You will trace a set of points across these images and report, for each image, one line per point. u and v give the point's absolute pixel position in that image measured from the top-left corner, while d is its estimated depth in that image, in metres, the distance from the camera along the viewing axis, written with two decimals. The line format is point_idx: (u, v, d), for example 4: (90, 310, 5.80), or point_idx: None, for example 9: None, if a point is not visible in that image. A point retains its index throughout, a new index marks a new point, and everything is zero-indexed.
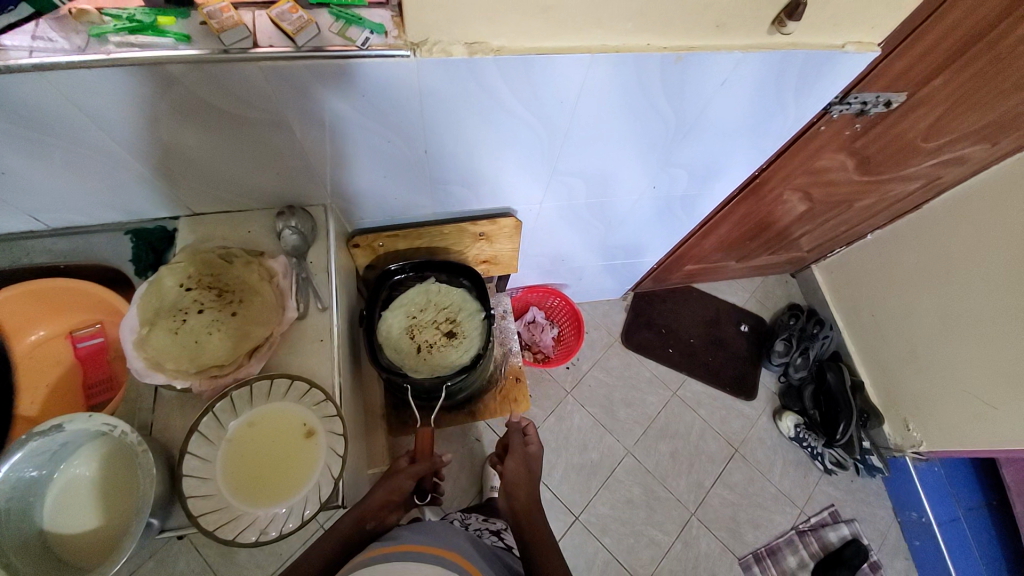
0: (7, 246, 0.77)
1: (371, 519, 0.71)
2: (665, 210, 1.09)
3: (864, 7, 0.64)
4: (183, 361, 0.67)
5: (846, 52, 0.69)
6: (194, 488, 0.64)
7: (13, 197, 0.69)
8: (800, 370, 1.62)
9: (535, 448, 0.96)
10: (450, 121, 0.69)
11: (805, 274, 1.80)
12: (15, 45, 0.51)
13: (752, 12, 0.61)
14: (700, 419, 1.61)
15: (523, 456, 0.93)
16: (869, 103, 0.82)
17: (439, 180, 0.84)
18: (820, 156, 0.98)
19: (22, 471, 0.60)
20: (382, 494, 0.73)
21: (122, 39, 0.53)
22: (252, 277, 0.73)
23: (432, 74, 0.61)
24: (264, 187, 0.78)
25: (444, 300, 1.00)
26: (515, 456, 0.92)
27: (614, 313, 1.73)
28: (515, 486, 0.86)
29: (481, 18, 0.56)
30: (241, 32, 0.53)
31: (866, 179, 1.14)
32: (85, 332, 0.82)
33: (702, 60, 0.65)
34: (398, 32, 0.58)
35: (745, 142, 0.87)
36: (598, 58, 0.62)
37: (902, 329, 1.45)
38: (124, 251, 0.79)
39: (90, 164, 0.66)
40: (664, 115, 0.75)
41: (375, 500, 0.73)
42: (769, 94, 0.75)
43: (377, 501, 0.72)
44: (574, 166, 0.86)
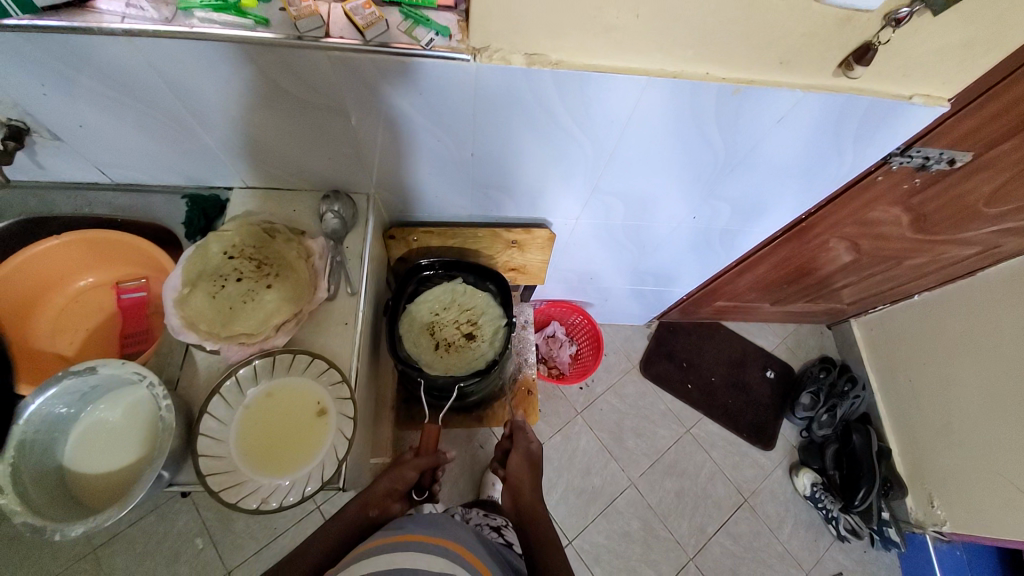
0: (73, 193, 0.83)
1: (376, 506, 0.72)
2: (703, 241, 1.07)
3: (937, 60, 0.62)
4: (216, 324, 0.70)
5: (913, 103, 0.67)
6: (207, 447, 0.66)
7: (87, 149, 0.75)
8: (824, 428, 1.55)
9: (536, 446, 0.95)
10: (500, 128, 0.71)
11: (842, 328, 1.73)
12: (110, 10, 0.56)
13: (818, 53, 0.60)
14: (711, 461, 1.56)
15: (524, 450, 0.93)
16: (932, 158, 0.80)
17: (481, 183, 0.85)
18: (873, 208, 0.95)
19: (52, 408, 0.63)
20: (385, 485, 0.74)
21: (206, 14, 0.56)
22: (290, 254, 0.75)
23: (489, 80, 0.62)
24: (315, 170, 0.81)
25: (468, 301, 1.01)
26: (517, 454, 0.92)
27: (636, 340, 1.70)
28: (518, 479, 0.87)
29: (544, 31, 0.57)
30: (315, 21, 0.56)
31: (921, 237, 1.09)
32: (130, 285, 0.86)
33: (760, 96, 0.64)
34: (462, 37, 0.59)
35: (796, 183, 0.85)
36: (654, 82, 0.62)
37: (942, 399, 1.37)
38: (177, 213, 0.84)
39: (160, 127, 0.71)
40: (714, 146, 0.75)
41: (378, 489, 0.74)
42: (826, 137, 0.73)
43: (380, 491, 0.73)
44: (615, 187, 0.86)
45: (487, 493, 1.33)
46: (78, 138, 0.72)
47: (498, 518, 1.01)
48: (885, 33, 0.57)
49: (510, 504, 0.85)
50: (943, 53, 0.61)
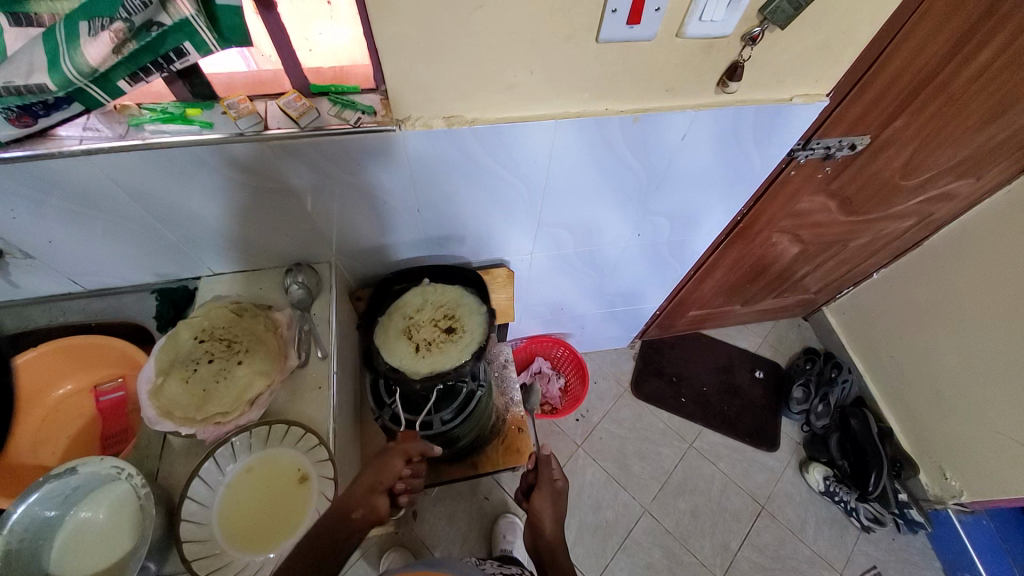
0: (49, 305, 0.88)
1: (358, 508, 0.66)
2: (655, 256, 1.13)
3: (803, 66, 0.71)
4: (190, 408, 0.71)
5: (794, 104, 0.76)
6: (191, 532, 0.66)
7: (59, 262, 0.80)
8: (822, 418, 1.54)
9: (562, 483, 0.94)
10: (439, 182, 0.77)
11: (817, 317, 1.77)
12: (68, 135, 0.61)
13: (696, 76, 0.69)
14: (720, 473, 1.53)
15: (551, 491, 0.92)
16: (833, 147, 0.88)
17: (435, 236, 0.91)
18: (799, 198, 1.02)
19: (38, 512, 0.64)
20: (368, 481, 0.69)
21: (155, 127, 0.62)
22: (258, 328, 0.79)
23: (416, 144, 0.69)
24: (276, 248, 0.86)
25: (440, 298, 0.92)
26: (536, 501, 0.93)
27: (622, 362, 1.73)
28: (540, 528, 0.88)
29: (456, 96, 0.65)
30: (254, 118, 0.63)
31: (854, 218, 1.16)
32: (108, 386, 0.88)
33: (657, 120, 0.73)
34: (386, 112, 0.67)
35: (720, 188, 0.92)
36: (562, 122, 0.70)
37: (926, 369, 1.40)
38: (149, 308, 0.89)
39: (125, 231, 0.76)
40: (635, 168, 0.82)
41: (360, 488, 0.69)
42: (730, 144, 0.81)
43: (363, 487, 0.68)
44: (558, 219, 0.92)
45: (500, 547, 1.30)
46: (49, 254, 0.77)
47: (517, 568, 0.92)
48: (745, 51, 0.66)
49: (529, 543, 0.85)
50: (803, 58, 0.70)
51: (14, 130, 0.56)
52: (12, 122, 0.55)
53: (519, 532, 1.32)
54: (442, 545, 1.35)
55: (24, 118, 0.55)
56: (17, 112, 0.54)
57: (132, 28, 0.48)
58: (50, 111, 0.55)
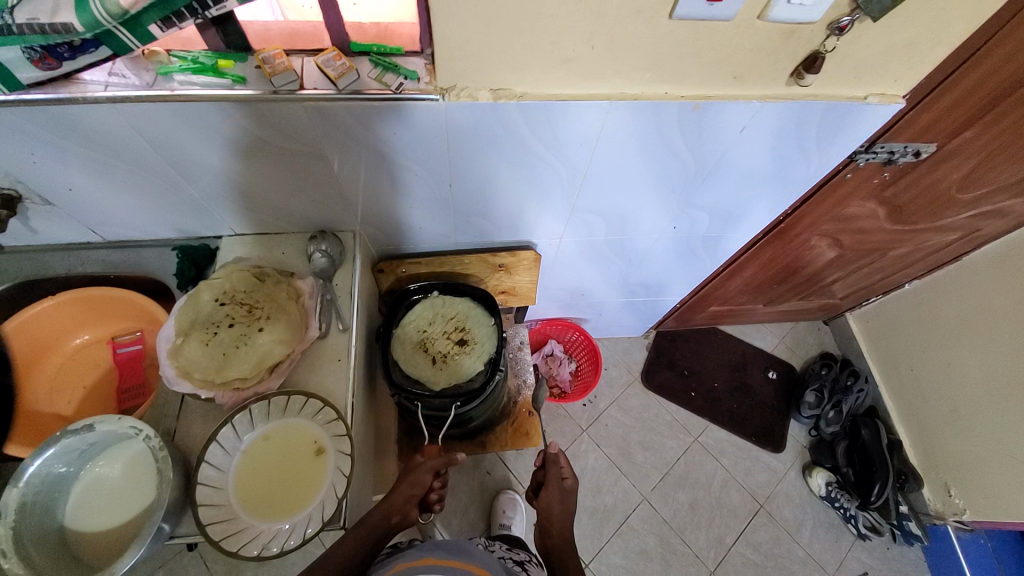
0: (67, 253, 0.86)
1: (397, 514, 0.73)
2: (687, 249, 1.09)
3: (885, 62, 0.65)
4: (210, 370, 0.71)
5: (868, 103, 0.70)
6: (207, 497, 0.66)
7: (78, 211, 0.77)
8: (832, 424, 1.52)
9: (571, 483, 0.94)
10: (476, 158, 0.73)
11: (839, 322, 1.72)
12: (94, 79, 0.58)
13: (770, 65, 0.63)
14: (723, 469, 1.54)
15: (557, 493, 0.93)
16: (896, 153, 0.81)
17: (464, 213, 0.87)
18: (847, 204, 0.97)
19: (53, 467, 0.64)
20: (405, 491, 0.76)
21: (185, 78, 0.58)
22: (280, 295, 0.77)
23: (457, 116, 0.64)
24: (300, 213, 0.83)
25: (450, 310, 0.96)
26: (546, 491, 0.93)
27: (634, 351, 1.71)
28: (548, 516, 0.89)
29: (505, 68, 0.60)
30: (290, 76, 0.58)
31: (899, 228, 1.10)
32: (125, 339, 0.87)
33: (720, 109, 0.67)
34: (430, 78, 0.62)
35: (769, 185, 0.87)
36: (617, 104, 0.65)
37: (945, 387, 1.37)
38: (169, 265, 0.86)
39: (147, 184, 0.73)
40: (685, 160, 0.77)
41: (398, 498, 0.75)
42: (790, 142, 0.76)
43: (399, 498, 0.75)
44: (593, 205, 0.88)
45: (499, 522, 1.31)
46: (68, 202, 0.75)
47: (525, 552, 0.91)
48: (829, 42, 0.60)
49: (540, 542, 0.88)
50: (888, 54, 0.64)
51: (37, 72, 0.52)
52: (36, 64, 0.51)
53: (519, 509, 1.34)
54: (443, 516, 1.37)
55: (48, 60, 0.51)
56: (40, 53, 0.50)
57: None
58: (76, 54, 0.51)
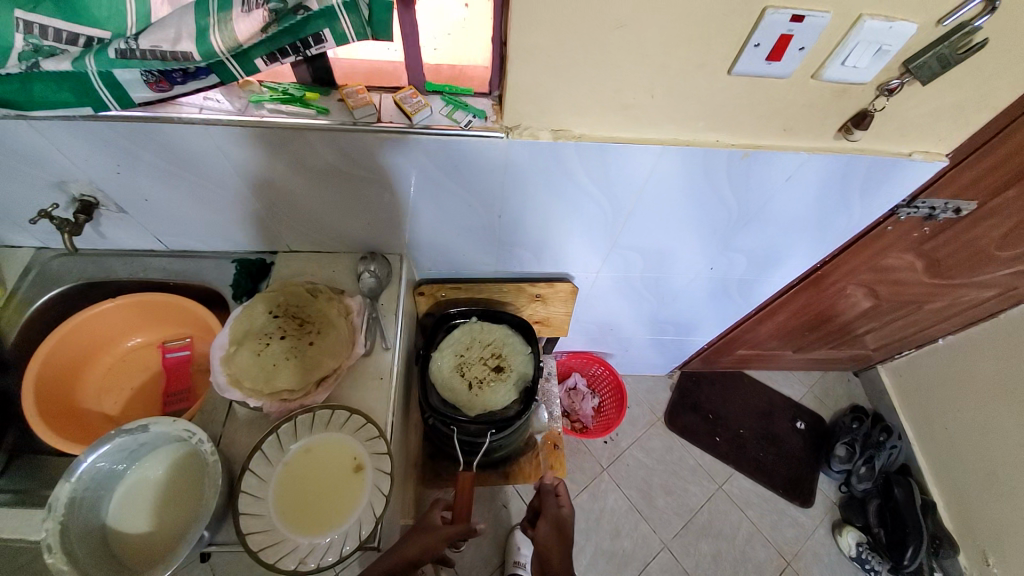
0: (130, 259, 0.89)
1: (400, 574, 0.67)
2: (721, 291, 1.10)
3: (931, 122, 0.67)
4: (259, 381, 0.73)
5: (913, 160, 0.72)
6: (248, 505, 0.67)
7: (150, 220, 0.82)
8: (864, 481, 1.46)
9: (568, 511, 0.95)
10: (527, 191, 0.76)
11: (870, 374, 1.69)
12: (190, 102, 0.64)
13: (819, 120, 0.66)
14: (748, 521, 1.48)
15: (555, 519, 0.93)
16: (938, 208, 0.83)
17: (508, 243, 0.90)
18: (886, 255, 0.98)
19: (104, 465, 0.65)
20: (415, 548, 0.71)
21: (274, 106, 0.64)
22: (331, 311, 0.80)
23: (518, 152, 0.68)
24: (355, 235, 0.87)
25: (488, 337, 0.99)
26: (546, 519, 0.93)
27: (658, 391, 1.68)
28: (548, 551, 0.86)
29: (567, 111, 0.64)
30: (369, 109, 0.63)
31: (937, 282, 1.10)
32: (174, 344, 0.91)
33: (767, 158, 0.70)
34: (496, 117, 0.66)
35: (809, 233, 0.89)
36: (669, 149, 0.68)
37: (982, 449, 1.31)
38: (226, 276, 0.89)
39: (219, 199, 0.78)
40: (728, 204, 0.80)
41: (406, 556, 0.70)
42: (834, 192, 0.78)
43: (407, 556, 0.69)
44: (634, 242, 0.91)
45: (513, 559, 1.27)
46: (143, 211, 0.80)
47: None
48: (878, 101, 0.63)
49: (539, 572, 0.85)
50: (936, 115, 0.66)
51: (148, 93, 0.56)
52: (149, 86, 0.55)
53: (535, 546, 1.30)
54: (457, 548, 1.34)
55: (161, 83, 0.55)
56: (156, 76, 0.54)
57: (281, 9, 0.49)
58: (187, 79, 0.56)
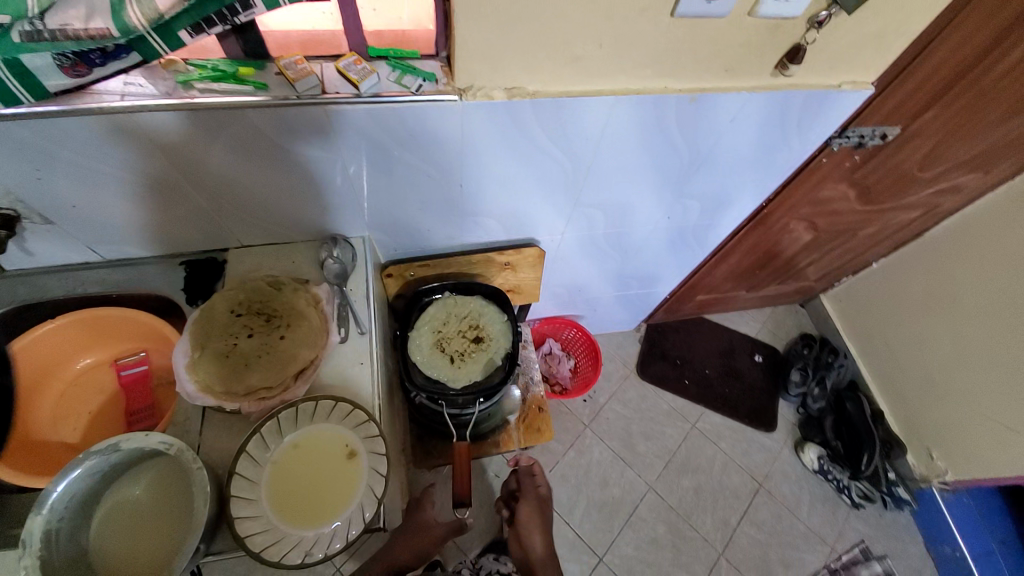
0: (61, 275, 0.81)
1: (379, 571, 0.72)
2: (679, 239, 1.15)
3: (854, 53, 0.72)
4: (231, 382, 0.70)
5: (842, 90, 0.77)
6: (240, 509, 0.65)
7: (79, 229, 0.74)
8: (819, 401, 1.61)
9: (544, 491, 1.11)
10: (486, 156, 0.76)
11: (815, 303, 1.83)
12: (109, 89, 0.57)
13: (757, 58, 0.69)
14: (721, 452, 1.59)
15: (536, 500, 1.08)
16: (866, 136, 0.89)
17: (471, 213, 0.89)
18: (823, 187, 1.05)
19: (77, 492, 0.60)
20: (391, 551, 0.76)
21: (205, 85, 0.59)
22: (299, 302, 0.77)
23: (474, 115, 0.67)
24: (312, 220, 0.83)
25: (464, 309, 0.99)
26: (527, 501, 1.06)
27: (627, 345, 1.75)
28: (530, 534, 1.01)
29: (520, 67, 0.63)
30: (312, 81, 0.59)
31: (868, 208, 1.19)
32: (129, 360, 0.84)
33: (713, 101, 0.73)
34: (447, 79, 0.65)
35: (755, 172, 0.94)
36: (622, 99, 0.69)
37: (917, 358, 1.46)
38: (175, 280, 0.83)
39: (155, 195, 0.72)
40: (680, 151, 0.82)
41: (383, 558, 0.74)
42: (775, 129, 0.82)
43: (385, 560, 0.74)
44: (595, 199, 0.92)
45: None
46: (69, 219, 0.72)
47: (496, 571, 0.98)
48: (809, 34, 0.66)
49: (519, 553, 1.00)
50: (860, 44, 0.71)
51: (66, 80, 0.51)
52: (65, 71, 0.50)
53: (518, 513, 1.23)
54: None
55: (78, 67, 0.50)
56: (71, 59, 0.49)
57: None
58: (107, 60, 0.50)
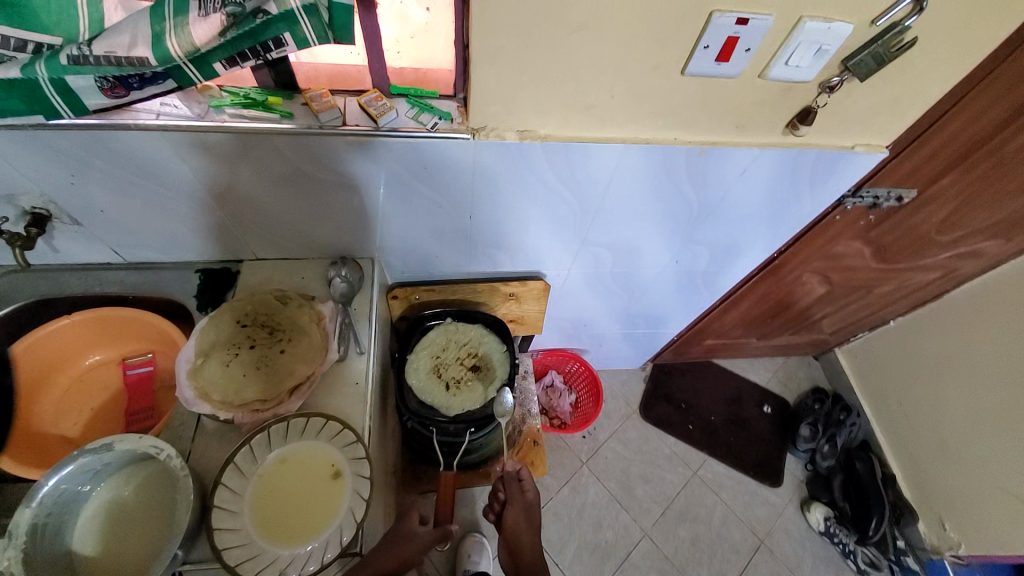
0: (83, 274, 0.85)
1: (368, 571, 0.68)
2: (688, 283, 1.14)
3: (867, 118, 0.73)
4: (229, 392, 0.72)
5: (855, 152, 0.77)
6: (221, 520, 0.65)
7: (105, 231, 0.78)
8: (828, 459, 1.55)
9: (532, 495, 0.96)
10: (496, 191, 0.78)
11: (828, 357, 1.78)
12: (146, 108, 0.62)
13: (768, 116, 0.70)
14: (722, 503, 1.53)
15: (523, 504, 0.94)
16: (881, 197, 0.89)
17: (480, 243, 0.91)
18: (835, 243, 1.04)
19: (66, 489, 0.62)
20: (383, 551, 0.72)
21: (236, 111, 0.63)
22: (302, 318, 0.79)
23: (486, 153, 0.70)
24: (325, 240, 0.86)
25: (464, 337, 1.00)
26: (514, 506, 0.94)
27: (632, 384, 1.73)
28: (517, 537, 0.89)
29: (533, 111, 0.66)
30: (334, 113, 0.63)
31: (884, 266, 1.17)
32: (136, 360, 0.88)
33: (723, 154, 0.74)
34: (462, 119, 0.67)
35: (766, 225, 0.94)
36: (631, 147, 0.71)
37: (932, 421, 1.40)
38: (189, 286, 0.86)
39: (179, 207, 0.75)
40: (689, 199, 0.83)
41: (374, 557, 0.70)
42: (786, 185, 0.83)
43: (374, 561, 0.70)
44: (603, 239, 0.93)
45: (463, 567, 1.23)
46: (98, 222, 0.76)
47: None
48: (821, 98, 0.67)
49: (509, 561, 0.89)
50: (873, 110, 0.71)
51: (104, 100, 0.54)
52: (104, 93, 0.53)
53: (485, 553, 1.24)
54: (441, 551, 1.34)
55: (116, 89, 0.53)
56: (111, 82, 0.53)
57: (239, 13, 0.49)
58: (144, 84, 0.54)
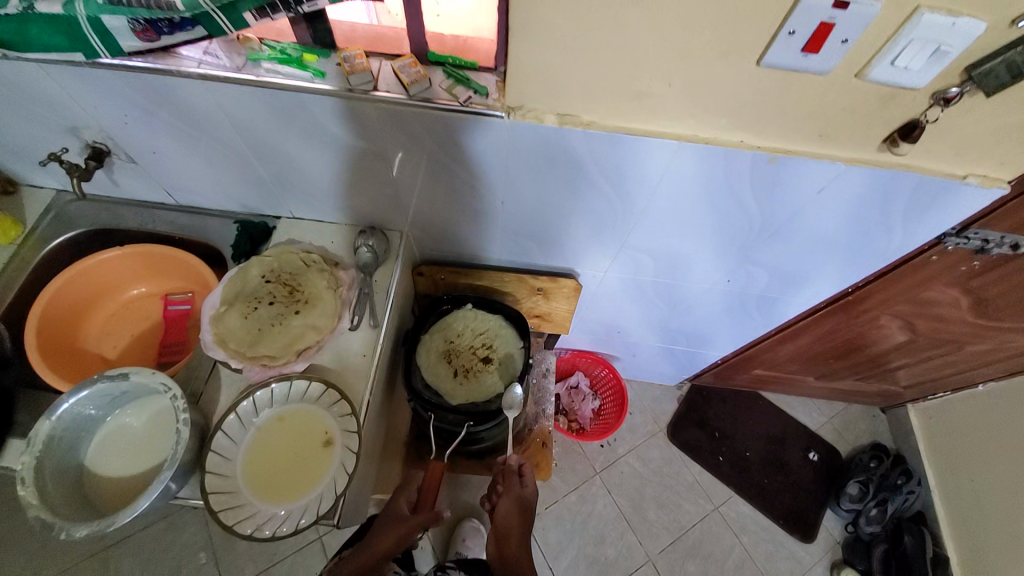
0: (139, 210, 0.91)
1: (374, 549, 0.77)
2: (739, 306, 1.02)
3: (991, 142, 0.58)
4: (243, 343, 0.73)
5: (967, 183, 0.63)
6: (216, 464, 0.67)
7: (157, 173, 0.82)
8: (872, 524, 1.37)
9: (529, 491, 0.89)
10: (531, 178, 0.72)
11: (898, 412, 1.56)
12: (189, 56, 0.62)
13: (859, 126, 0.58)
14: (740, 546, 1.41)
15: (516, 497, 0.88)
16: (991, 242, 0.72)
17: (512, 231, 0.86)
18: (927, 287, 0.88)
19: (85, 408, 0.67)
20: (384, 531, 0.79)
21: (272, 66, 0.62)
22: (321, 283, 0.79)
23: (521, 136, 0.64)
24: (355, 208, 0.85)
25: (482, 326, 0.96)
26: (506, 497, 0.88)
27: (663, 401, 1.62)
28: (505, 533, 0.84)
29: (576, 95, 0.59)
30: (366, 76, 0.60)
31: (983, 323, 0.98)
32: (176, 298, 0.92)
33: (795, 166, 0.63)
34: (499, 95, 0.62)
35: (840, 254, 0.81)
36: (686, 146, 0.62)
37: (1006, 507, 1.19)
38: (228, 235, 0.90)
39: (221, 158, 0.77)
40: (749, 213, 0.73)
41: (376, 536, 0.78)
42: (871, 211, 0.70)
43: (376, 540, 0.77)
44: (645, 244, 0.85)
45: (456, 550, 1.23)
46: (150, 163, 0.80)
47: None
48: (932, 112, 0.55)
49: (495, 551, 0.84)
50: (1002, 133, 0.57)
51: (137, 42, 0.55)
52: (137, 35, 0.54)
53: (480, 542, 1.24)
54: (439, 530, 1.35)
55: (148, 33, 0.54)
56: (143, 25, 0.53)
57: None
58: (174, 30, 0.54)
